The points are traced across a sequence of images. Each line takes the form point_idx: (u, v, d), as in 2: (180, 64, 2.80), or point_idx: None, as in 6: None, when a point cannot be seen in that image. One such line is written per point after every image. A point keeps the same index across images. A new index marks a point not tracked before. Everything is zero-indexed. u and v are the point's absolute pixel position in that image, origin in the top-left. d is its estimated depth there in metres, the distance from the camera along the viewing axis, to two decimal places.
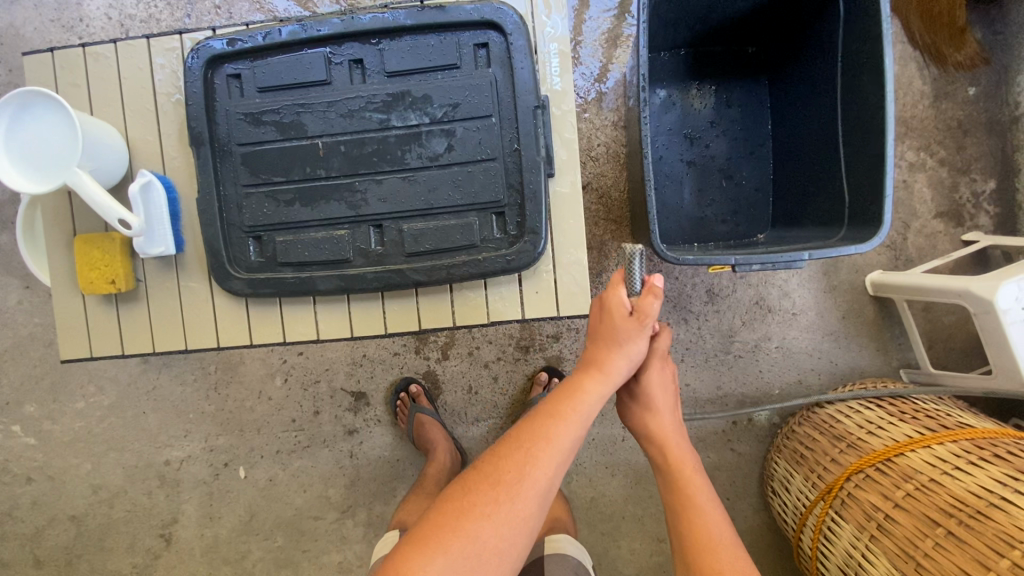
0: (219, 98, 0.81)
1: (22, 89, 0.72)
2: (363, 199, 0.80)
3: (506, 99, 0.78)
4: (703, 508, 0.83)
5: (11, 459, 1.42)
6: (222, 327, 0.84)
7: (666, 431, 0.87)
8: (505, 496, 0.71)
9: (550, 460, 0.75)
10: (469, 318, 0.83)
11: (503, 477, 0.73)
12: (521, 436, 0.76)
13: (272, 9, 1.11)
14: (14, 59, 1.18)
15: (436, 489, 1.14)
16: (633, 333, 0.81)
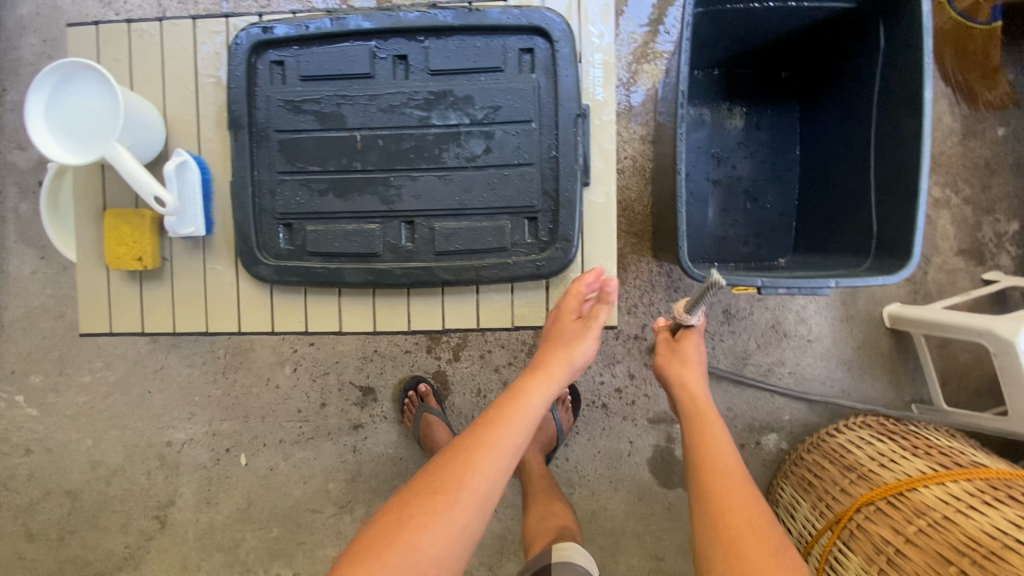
0: (260, 83, 0.81)
1: (71, 61, 0.73)
2: (397, 194, 0.80)
3: (549, 105, 0.78)
4: (715, 439, 0.88)
5: (11, 429, 1.41)
6: (245, 311, 0.84)
7: (691, 376, 0.95)
8: (444, 503, 0.71)
9: (491, 467, 0.75)
10: (492, 322, 0.83)
11: (442, 486, 0.73)
12: (464, 446, 0.77)
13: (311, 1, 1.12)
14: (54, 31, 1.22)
15: None
16: (582, 335, 0.80)
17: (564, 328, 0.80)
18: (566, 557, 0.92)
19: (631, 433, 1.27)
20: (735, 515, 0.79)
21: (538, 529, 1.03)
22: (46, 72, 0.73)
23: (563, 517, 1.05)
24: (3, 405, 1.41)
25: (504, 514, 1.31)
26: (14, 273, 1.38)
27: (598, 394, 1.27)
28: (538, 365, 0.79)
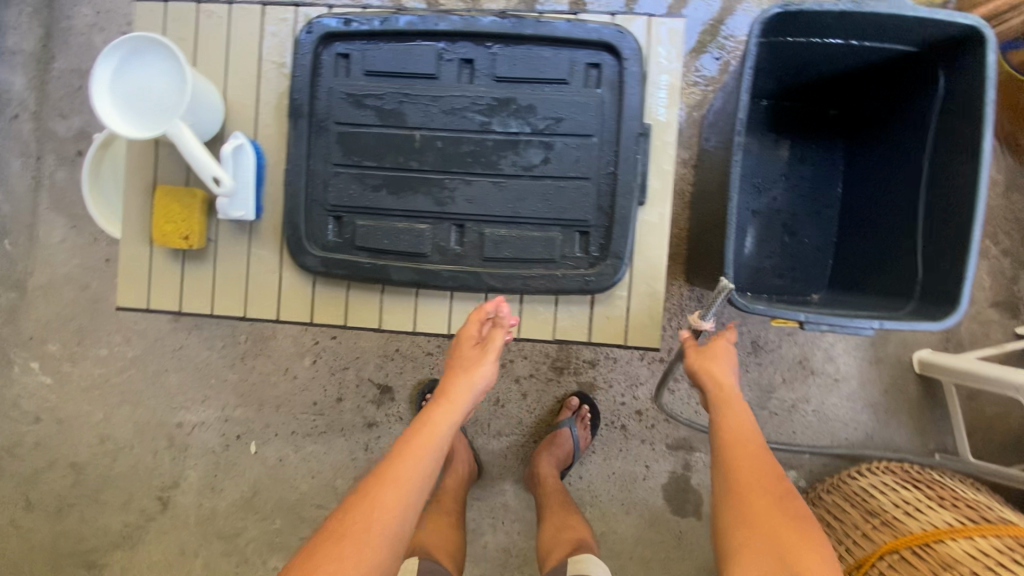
0: (323, 73, 0.80)
1: (145, 36, 0.73)
2: (450, 197, 0.80)
3: (611, 122, 0.78)
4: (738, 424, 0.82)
5: (22, 396, 1.40)
6: (285, 301, 0.83)
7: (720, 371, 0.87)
8: (352, 547, 0.67)
9: (402, 501, 0.71)
10: (533, 333, 0.82)
11: (348, 529, 0.69)
12: (373, 484, 0.73)
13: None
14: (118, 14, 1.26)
15: (453, 506, 1.17)
16: (480, 358, 0.79)
17: (462, 356, 0.80)
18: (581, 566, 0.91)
19: (648, 457, 1.26)
20: (758, 499, 0.74)
21: (553, 543, 1.02)
22: (120, 40, 0.73)
23: (579, 531, 1.03)
24: (16, 371, 1.40)
25: (511, 527, 1.29)
26: (42, 240, 1.38)
27: (617, 415, 1.26)
28: (441, 392, 0.77)
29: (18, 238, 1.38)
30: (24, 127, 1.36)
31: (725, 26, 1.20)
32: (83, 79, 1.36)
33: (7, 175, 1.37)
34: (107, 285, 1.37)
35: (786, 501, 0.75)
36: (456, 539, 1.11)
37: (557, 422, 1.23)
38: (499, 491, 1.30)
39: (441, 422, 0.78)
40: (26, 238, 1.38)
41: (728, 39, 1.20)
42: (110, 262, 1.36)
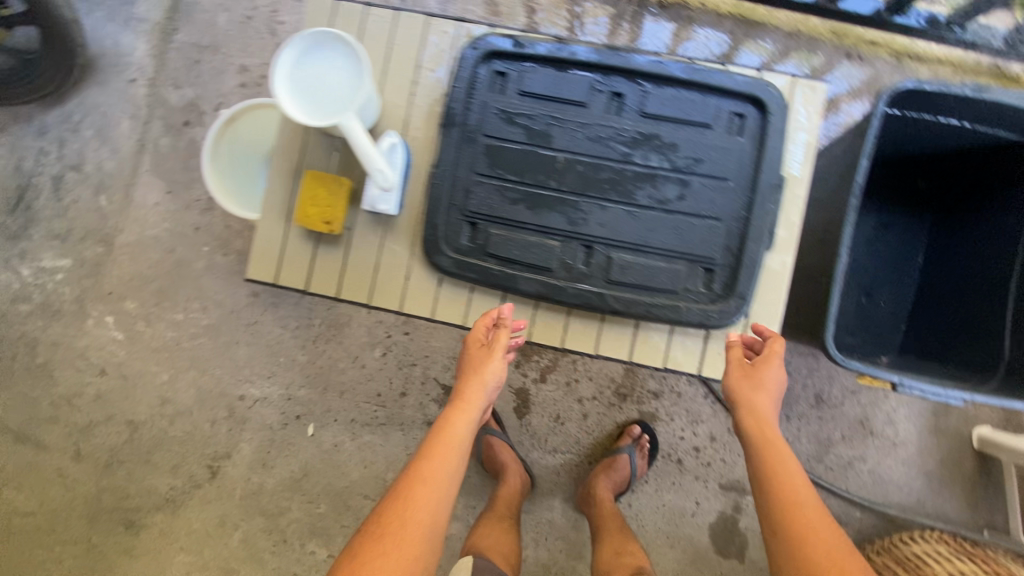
0: (480, 87, 0.85)
1: (335, 33, 0.77)
2: (583, 218, 0.83)
3: (748, 170, 0.82)
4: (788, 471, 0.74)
5: (91, 348, 1.43)
6: (409, 295, 0.87)
7: (766, 405, 0.77)
8: (391, 542, 0.72)
9: (431, 499, 0.77)
10: (643, 357, 0.86)
11: (386, 528, 0.74)
12: (404, 485, 0.78)
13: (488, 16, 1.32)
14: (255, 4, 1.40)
15: (506, 514, 1.18)
16: (489, 360, 0.84)
17: (472, 361, 0.84)
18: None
19: (699, 493, 1.28)
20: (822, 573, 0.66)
21: (614, 563, 1.05)
22: (312, 31, 0.77)
23: (641, 556, 1.05)
24: (90, 323, 1.43)
25: (553, 545, 1.30)
26: (137, 201, 1.41)
27: (674, 448, 1.28)
28: (457, 394, 0.82)
29: (113, 195, 1.41)
30: (138, 91, 1.40)
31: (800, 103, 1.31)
32: (200, 53, 1.40)
33: (114, 134, 1.41)
34: (193, 252, 1.40)
35: (843, 553, 0.67)
36: (514, 544, 1.13)
37: (616, 448, 1.25)
38: (547, 507, 1.31)
39: (459, 422, 0.82)
40: (121, 197, 1.41)
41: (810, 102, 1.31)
42: (199, 231, 1.40)
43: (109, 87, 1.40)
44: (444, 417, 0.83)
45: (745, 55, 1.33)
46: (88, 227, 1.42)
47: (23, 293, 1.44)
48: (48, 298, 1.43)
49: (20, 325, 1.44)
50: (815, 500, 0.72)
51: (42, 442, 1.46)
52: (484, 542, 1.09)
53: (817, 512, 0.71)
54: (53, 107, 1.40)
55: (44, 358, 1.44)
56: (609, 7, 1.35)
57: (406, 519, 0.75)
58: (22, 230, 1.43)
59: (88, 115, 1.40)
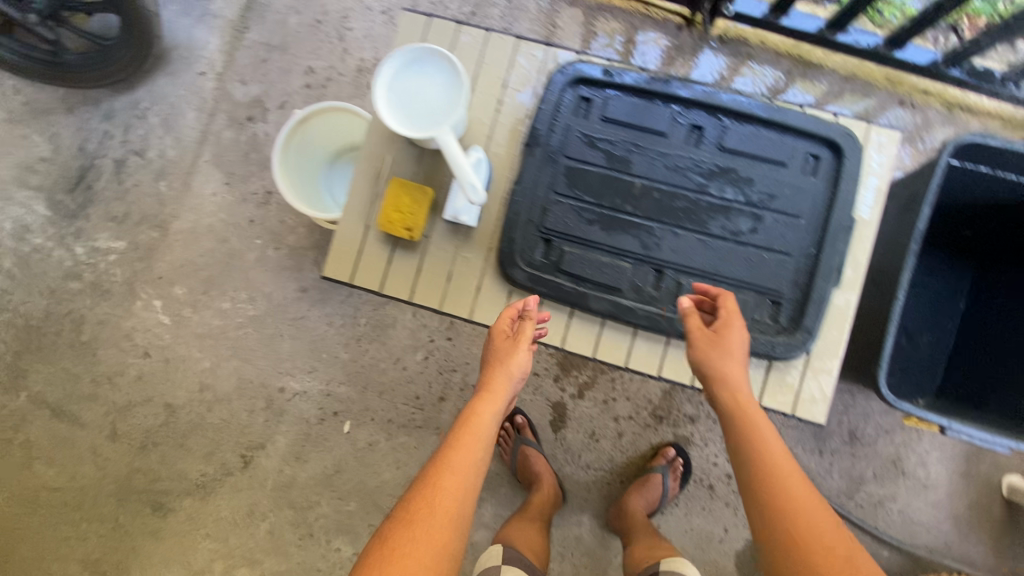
0: (564, 110, 0.88)
1: (437, 50, 0.80)
2: (656, 243, 0.86)
3: (820, 209, 0.85)
4: (763, 439, 0.74)
5: (137, 330, 1.45)
6: (479, 305, 0.90)
7: (735, 372, 0.77)
8: (421, 529, 0.70)
9: (459, 487, 0.75)
10: None
11: (415, 517, 0.72)
12: (431, 475, 0.76)
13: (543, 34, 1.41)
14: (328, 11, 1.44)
15: (537, 518, 1.20)
16: (516, 351, 0.83)
17: (498, 351, 0.84)
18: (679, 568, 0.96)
19: (728, 520, 1.29)
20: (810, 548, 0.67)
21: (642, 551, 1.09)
22: (416, 46, 0.80)
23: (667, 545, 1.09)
24: (138, 305, 1.45)
25: (579, 560, 1.31)
26: (195, 189, 1.44)
27: (707, 473, 1.30)
28: (483, 383, 0.81)
29: (172, 183, 1.44)
30: (206, 84, 1.44)
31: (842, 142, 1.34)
32: (269, 52, 1.44)
33: (179, 124, 1.44)
34: (245, 244, 1.43)
35: (824, 527, 0.69)
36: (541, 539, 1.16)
37: (649, 467, 1.27)
38: (576, 522, 1.32)
39: (485, 412, 0.81)
40: (180, 184, 1.44)
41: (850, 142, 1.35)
42: (253, 223, 1.43)
43: (179, 78, 1.44)
44: (470, 407, 0.82)
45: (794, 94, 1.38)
46: (144, 211, 1.45)
47: (75, 271, 1.46)
48: (99, 278, 1.46)
49: (69, 301, 1.47)
50: (793, 469, 0.73)
51: (79, 418, 1.47)
52: (515, 537, 1.11)
53: (796, 481, 0.72)
54: (123, 92, 1.44)
55: (89, 336, 1.46)
56: (669, 38, 1.39)
57: (435, 507, 0.73)
58: (81, 210, 1.46)
59: (155, 103, 1.44)
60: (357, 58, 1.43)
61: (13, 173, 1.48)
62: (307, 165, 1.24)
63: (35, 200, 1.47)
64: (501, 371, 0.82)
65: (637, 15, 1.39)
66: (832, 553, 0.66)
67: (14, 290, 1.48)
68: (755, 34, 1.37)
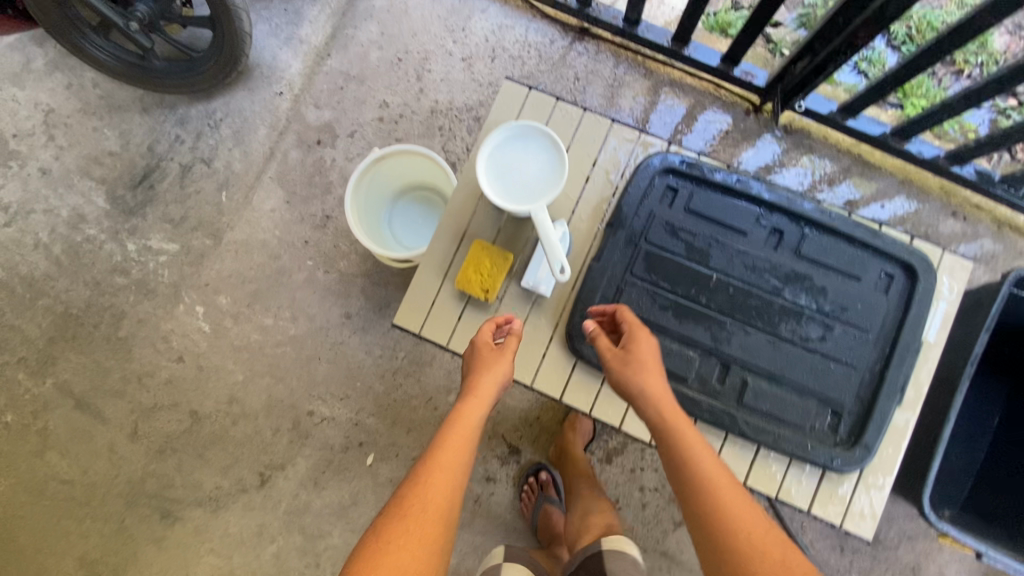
0: (650, 196, 0.91)
1: (542, 127, 0.84)
2: (726, 338, 0.87)
3: (890, 327, 0.87)
4: (693, 450, 0.75)
5: (175, 333, 1.45)
6: (543, 374, 0.91)
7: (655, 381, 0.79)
8: (414, 523, 0.69)
9: (448, 487, 0.73)
10: (758, 482, 0.87)
11: (407, 513, 0.70)
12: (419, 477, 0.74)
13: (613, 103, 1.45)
14: (406, 48, 1.49)
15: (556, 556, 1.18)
16: (500, 357, 0.84)
17: (481, 360, 0.83)
18: (619, 546, 0.97)
19: None
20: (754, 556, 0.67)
21: (585, 525, 1.10)
22: (523, 123, 0.84)
23: (607, 514, 1.11)
24: (180, 309, 1.46)
25: None
26: (255, 203, 1.47)
27: None
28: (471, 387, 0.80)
29: (233, 194, 1.47)
30: (282, 104, 1.48)
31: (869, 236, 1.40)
32: (347, 81, 1.48)
33: (249, 139, 1.48)
34: (296, 263, 1.45)
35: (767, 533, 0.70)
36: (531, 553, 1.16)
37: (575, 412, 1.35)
38: None
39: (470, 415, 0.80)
40: (241, 197, 1.47)
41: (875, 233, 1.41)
42: (307, 244, 1.45)
43: (257, 95, 1.48)
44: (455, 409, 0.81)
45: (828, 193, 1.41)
46: (202, 218, 1.47)
47: (123, 266, 1.47)
48: (146, 277, 1.47)
49: (112, 296, 1.47)
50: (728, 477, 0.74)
51: (102, 413, 1.47)
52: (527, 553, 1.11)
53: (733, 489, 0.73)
54: (200, 101, 1.48)
55: (126, 333, 1.47)
56: (735, 121, 1.43)
57: (427, 503, 0.71)
58: (139, 208, 1.48)
59: (229, 116, 1.48)
60: (432, 100, 1.47)
61: (78, 163, 1.50)
62: (385, 216, 1.33)
63: (96, 192, 1.49)
64: (488, 376, 0.81)
65: (707, 95, 1.44)
66: (778, 561, 0.67)
67: (58, 277, 1.49)
68: (819, 128, 1.41)
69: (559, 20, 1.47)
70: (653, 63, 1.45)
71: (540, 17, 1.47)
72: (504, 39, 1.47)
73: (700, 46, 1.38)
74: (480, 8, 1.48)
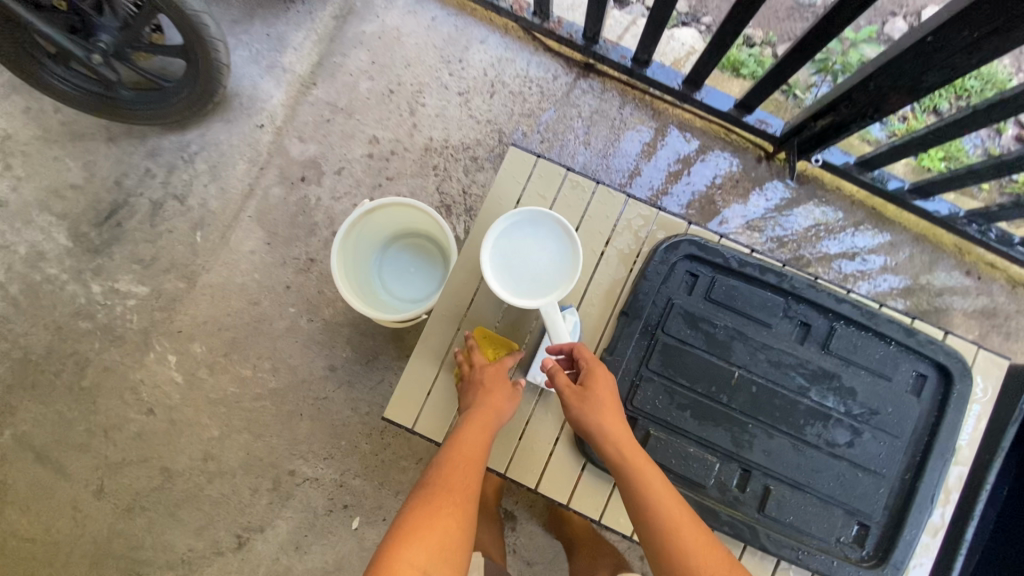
0: (667, 282, 0.84)
1: (555, 216, 0.76)
2: (748, 441, 0.81)
3: (921, 433, 0.81)
4: (662, 496, 0.72)
5: (145, 384, 1.35)
6: (548, 475, 0.85)
7: (613, 423, 0.75)
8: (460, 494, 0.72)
9: (473, 476, 0.75)
10: None
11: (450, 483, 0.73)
12: (437, 487, 0.72)
13: (617, 142, 1.36)
14: (398, 78, 1.39)
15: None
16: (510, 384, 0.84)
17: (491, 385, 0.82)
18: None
19: None
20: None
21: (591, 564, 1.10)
22: (535, 211, 0.77)
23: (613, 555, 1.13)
24: (150, 357, 1.35)
25: None
26: (233, 244, 1.36)
27: None
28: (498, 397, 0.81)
29: (209, 234, 1.36)
30: (263, 137, 1.37)
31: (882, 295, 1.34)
32: (334, 113, 1.38)
33: (226, 174, 1.36)
34: (277, 309, 1.34)
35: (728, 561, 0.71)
36: (498, 536, 1.17)
37: None
38: None
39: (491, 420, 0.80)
40: (217, 237, 1.36)
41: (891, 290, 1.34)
42: (289, 289, 1.35)
43: (235, 127, 1.37)
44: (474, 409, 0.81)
45: (840, 239, 1.35)
46: (174, 260, 1.36)
47: (87, 310, 1.36)
48: (113, 322, 1.36)
49: (75, 341, 1.36)
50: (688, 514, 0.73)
51: (65, 468, 1.36)
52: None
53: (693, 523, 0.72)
54: (173, 132, 1.37)
55: (91, 382, 1.36)
56: (746, 168, 1.35)
57: (465, 476, 0.74)
58: (105, 246, 1.36)
59: (205, 149, 1.36)
60: (426, 136, 1.37)
61: (37, 195, 1.37)
62: (375, 268, 1.23)
63: (56, 228, 1.37)
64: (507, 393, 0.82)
65: (717, 139, 1.36)
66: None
67: (15, 320, 1.36)
68: (833, 178, 1.35)
69: (562, 55, 1.38)
70: (660, 102, 1.37)
71: (542, 50, 1.38)
72: (503, 73, 1.38)
73: (712, 90, 1.29)
74: (479, 39, 1.39)
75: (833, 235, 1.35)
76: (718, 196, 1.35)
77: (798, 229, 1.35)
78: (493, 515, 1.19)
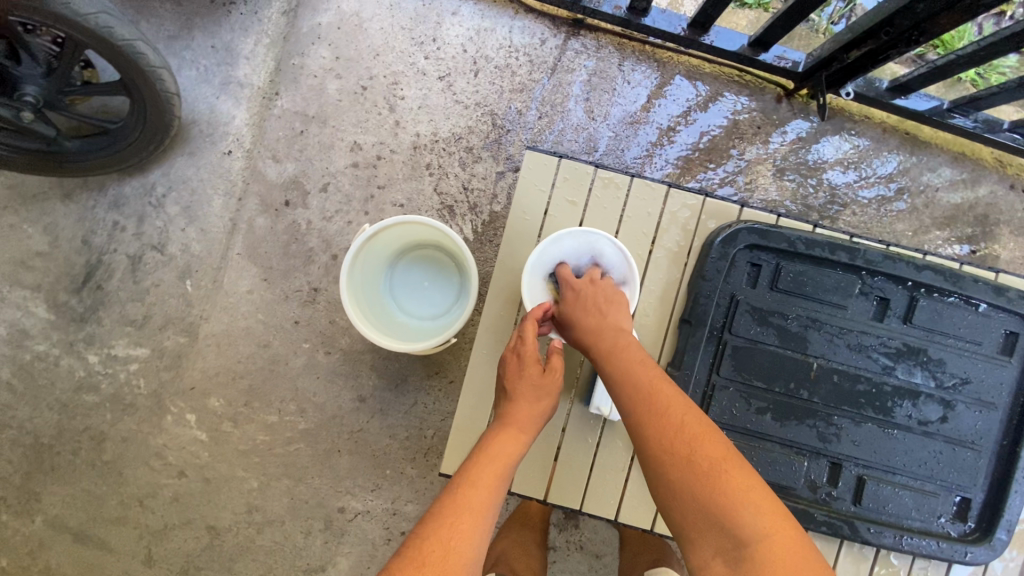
0: (729, 278, 0.87)
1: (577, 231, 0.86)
2: (836, 434, 0.86)
3: (1010, 396, 0.87)
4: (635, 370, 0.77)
5: (169, 447, 1.28)
6: (626, 496, 0.92)
7: (593, 323, 0.82)
8: (489, 475, 0.73)
9: (504, 462, 0.76)
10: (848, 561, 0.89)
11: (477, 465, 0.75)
12: (466, 471, 0.74)
13: (618, 104, 1.23)
14: (366, 71, 1.24)
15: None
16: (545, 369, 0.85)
17: (532, 376, 0.84)
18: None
19: None
20: (693, 442, 0.70)
21: (636, 563, 1.10)
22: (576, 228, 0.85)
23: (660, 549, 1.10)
24: (169, 421, 1.27)
25: None
26: (227, 286, 1.25)
27: None
28: (524, 385, 0.83)
29: (200, 281, 1.25)
30: (234, 164, 1.24)
31: (926, 222, 1.24)
32: (306, 123, 1.23)
33: (203, 213, 1.24)
34: (291, 348, 1.26)
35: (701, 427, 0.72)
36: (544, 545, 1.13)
37: None
38: None
39: (523, 402, 0.83)
40: (210, 282, 1.25)
41: (935, 216, 1.24)
42: (298, 325, 1.25)
43: (202, 159, 1.23)
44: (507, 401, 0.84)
45: (876, 165, 1.24)
46: (170, 314, 1.25)
47: (89, 383, 1.27)
48: (119, 390, 1.27)
49: (85, 417, 1.27)
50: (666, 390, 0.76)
51: (105, 544, 1.29)
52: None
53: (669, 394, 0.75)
54: (134, 175, 1.23)
55: (112, 455, 1.28)
56: (767, 112, 1.23)
57: (495, 457, 0.76)
58: (90, 313, 1.25)
59: (174, 189, 1.24)
60: (413, 134, 1.24)
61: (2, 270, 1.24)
62: (386, 287, 1.13)
63: (33, 302, 1.25)
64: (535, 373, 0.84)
65: (730, 82, 1.23)
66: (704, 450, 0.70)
67: (17, 405, 1.27)
68: (860, 108, 1.23)
69: (546, 14, 1.23)
70: (662, 51, 1.23)
71: (523, 12, 1.23)
72: (486, 45, 1.23)
73: (720, 30, 1.16)
74: (451, 11, 1.24)
75: (866, 163, 1.24)
76: (739, 146, 1.23)
77: (827, 160, 1.24)
78: (540, 526, 1.16)
